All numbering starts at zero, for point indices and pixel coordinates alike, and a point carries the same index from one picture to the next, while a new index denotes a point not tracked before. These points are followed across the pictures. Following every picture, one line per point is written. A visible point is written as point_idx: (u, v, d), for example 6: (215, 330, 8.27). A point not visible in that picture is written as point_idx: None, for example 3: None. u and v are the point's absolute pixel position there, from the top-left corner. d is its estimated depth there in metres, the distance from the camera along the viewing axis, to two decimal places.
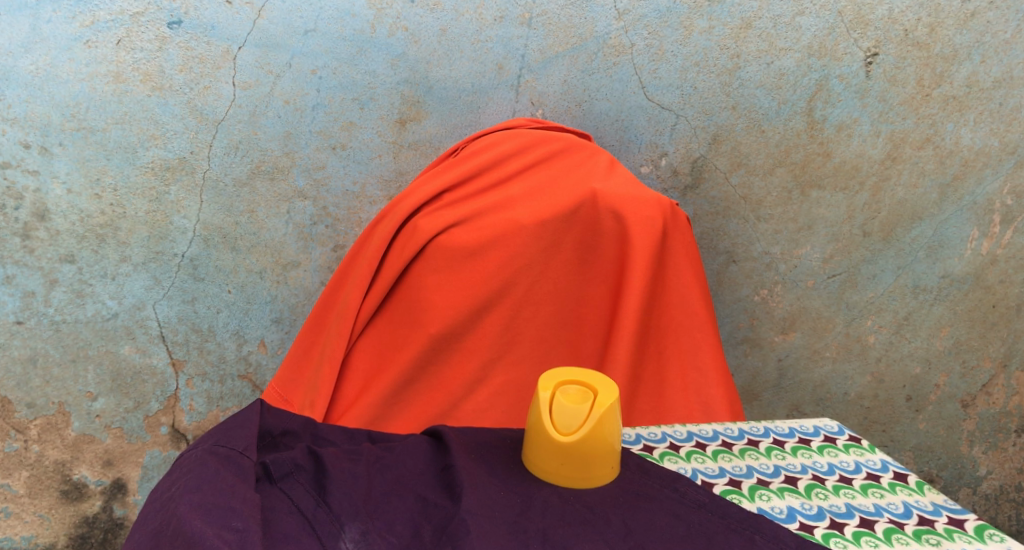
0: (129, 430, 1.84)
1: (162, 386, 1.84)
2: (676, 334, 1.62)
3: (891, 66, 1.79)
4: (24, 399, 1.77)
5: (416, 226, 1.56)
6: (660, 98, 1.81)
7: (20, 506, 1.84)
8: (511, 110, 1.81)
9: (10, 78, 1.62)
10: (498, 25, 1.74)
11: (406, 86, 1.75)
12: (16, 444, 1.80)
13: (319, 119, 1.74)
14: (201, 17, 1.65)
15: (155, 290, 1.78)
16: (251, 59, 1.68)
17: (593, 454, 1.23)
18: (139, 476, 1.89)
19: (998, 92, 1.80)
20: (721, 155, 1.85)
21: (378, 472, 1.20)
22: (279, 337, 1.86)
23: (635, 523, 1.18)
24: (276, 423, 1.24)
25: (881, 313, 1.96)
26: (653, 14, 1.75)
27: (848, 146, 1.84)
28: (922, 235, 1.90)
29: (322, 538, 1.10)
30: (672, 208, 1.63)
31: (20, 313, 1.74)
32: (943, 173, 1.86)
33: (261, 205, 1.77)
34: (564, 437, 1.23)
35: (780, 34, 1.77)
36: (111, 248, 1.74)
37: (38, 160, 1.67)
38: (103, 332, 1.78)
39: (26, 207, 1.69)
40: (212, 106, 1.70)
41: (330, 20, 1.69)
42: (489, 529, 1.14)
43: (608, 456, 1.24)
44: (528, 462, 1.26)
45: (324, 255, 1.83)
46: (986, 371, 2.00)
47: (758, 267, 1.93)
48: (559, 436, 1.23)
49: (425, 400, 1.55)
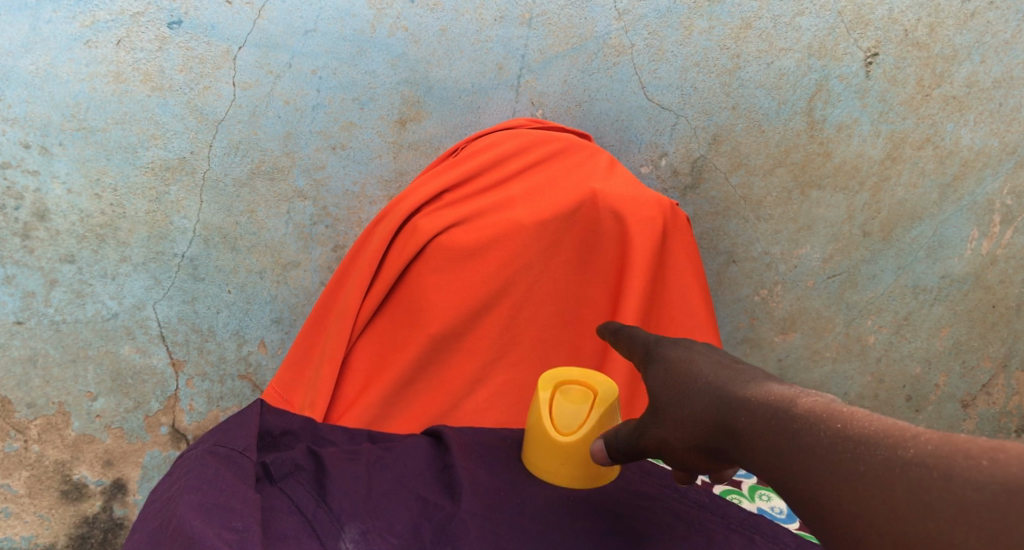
0: (129, 430, 1.83)
1: (162, 386, 1.82)
2: (676, 334, 1.62)
3: (891, 66, 1.79)
4: (24, 398, 1.76)
5: (416, 226, 1.55)
6: (660, 98, 1.81)
7: (20, 506, 1.82)
8: (511, 110, 1.81)
9: (10, 78, 1.62)
10: (498, 25, 1.74)
11: (406, 87, 1.75)
12: (15, 445, 1.79)
13: (319, 119, 1.74)
14: (200, 17, 1.66)
15: (155, 290, 1.77)
16: (251, 59, 1.69)
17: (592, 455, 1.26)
18: (139, 476, 1.86)
19: (998, 93, 1.81)
20: (721, 155, 1.85)
21: (378, 472, 1.20)
22: (279, 337, 1.86)
23: (635, 523, 1.18)
24: (276, 423, 1.24)
25: (881, 313, 1.96)
26: (653, 14, 1.76)
27: (848, 146, 1.84)
28: (922, 235, 1.90)
29: (322, 537, 1.10)
30: (672, 208, 1.64)
31: (20, 313, 1.72)
32: (943, 173, 1.86)
33: (261, 205, 1.77)
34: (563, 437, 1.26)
35: (780, 34, 1.77)
36: (111, 248, 1.73)
37: (38, 160, 1.66)
38: (103, 332, 1.77)
39: (27, 207, 1.68)
40: (212, 106, 1.70)
41: (330, 20, 1.69)
42: (489, 529, 1.14)
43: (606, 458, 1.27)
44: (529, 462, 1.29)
45: (324, 255, 1.83)
46: (985, 371, 2.01)
47: (758, 267, 1.93)
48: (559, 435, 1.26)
49: (426, 400, 1.54)
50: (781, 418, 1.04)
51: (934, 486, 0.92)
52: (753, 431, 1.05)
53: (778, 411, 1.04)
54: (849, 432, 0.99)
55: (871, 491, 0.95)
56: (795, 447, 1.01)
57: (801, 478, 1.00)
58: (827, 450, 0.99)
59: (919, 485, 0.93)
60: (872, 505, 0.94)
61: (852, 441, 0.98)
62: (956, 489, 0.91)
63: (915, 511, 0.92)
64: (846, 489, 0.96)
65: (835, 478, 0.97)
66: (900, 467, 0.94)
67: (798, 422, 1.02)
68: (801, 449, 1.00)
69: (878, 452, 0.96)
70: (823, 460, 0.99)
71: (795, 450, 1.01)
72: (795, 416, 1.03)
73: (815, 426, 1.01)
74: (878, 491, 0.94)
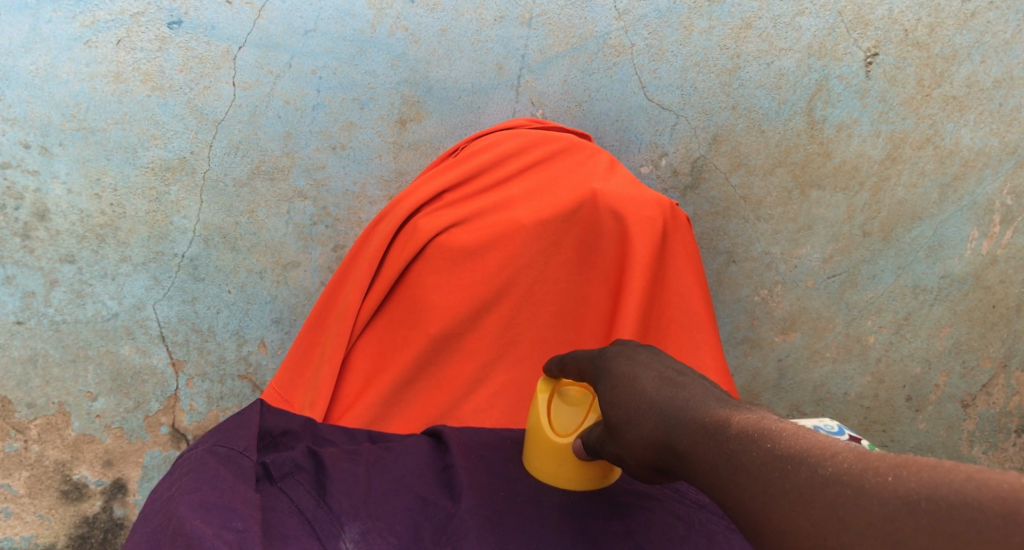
0: (129, 430, 1.82)
1: (162, 386, 1.82)
2: (676, 334, 1.62)
3: (891, 66, 1.79)
4: (24, 399, 1.76)
5: (416, 226, 1.56)
6: (660, 98, 1.81)
7: (20, 506, 1.82)
8: (511, 110, 1.81)
9: (10, 78, 1.62)
10: (498, 25, 1.75)
11: (406, 86, 1.75)
12: (15, 445, 1.79)
13: (319, 119, 1.74)
14: (201, 17, 1.66)
15: (155, 290, 1.77)
16: (251, 59, 1.69)
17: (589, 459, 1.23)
18: (139, 476, 1.86)
19: (998, 93, 1.81)
20: (721, 155, 1.85)
21: (378, 472, 1.20)
22: (279, 337, 1.85)
23: (635, 523, 1.18)
24: (276, 423, 1.24)
25: (880, 313, 1.96)
26: (653, 14, 1.76)
27: (848, 146, 1.84)
28: (922, 235, 1.90)
29: (322, 538, 1.10)
30: (672, 208, 1.64)
31: (20, 313, 1.72)
32: (943, 173, 1.86)
33: (261, 205, 1.77)
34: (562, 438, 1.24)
35: (780, 34, 1.77)
36: (111, 248, 1.73)
37: (38, 160, 1.67)
38: (103, 332, 1.76)
39: (26, 207, 1.68)
40: (212, 106, 1.70)
41: (330, 20, 1.70)
42: (489, 530, 1.15)
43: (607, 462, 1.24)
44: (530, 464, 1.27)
45: (324, 255, 1.82)
46: (986, 371, 2.01)
47: (758, 267, 1.93)
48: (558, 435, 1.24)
49: (426, 400, 1.54)
50: (714, 443, 1.02)
51: (844, 504, 0.92)
52: (692, 457, 1.04)
53: (712, 433, 1.03)
54: (771, 455, 0.98)
55: (791, 510, 0.95)
56: (727, 471, 1.00)
57: (736, 502, 0.99)
58: (754, 472, 0.98)
59: (830, 504, 0.93)
60: (791, 526, 0.94)
61: (774, 463, 0.98)
62: (865, 504, 0.91)
63: (830, 530, 0.92)
64: (771, 511, 0.96)
65: (760, 500, 0.97)
66: (813, 486, 0.94)
67: (729, 449, 1.01)
68: (732, 475, 1.00)
69: (796, 472, 0.96)
70: (750, 481, 0.98)
71: (729, 475, 1.00)
72: (728, 442, 1.01)
73: (746, 450, 1.00)
74: (796, 512, 0.94)
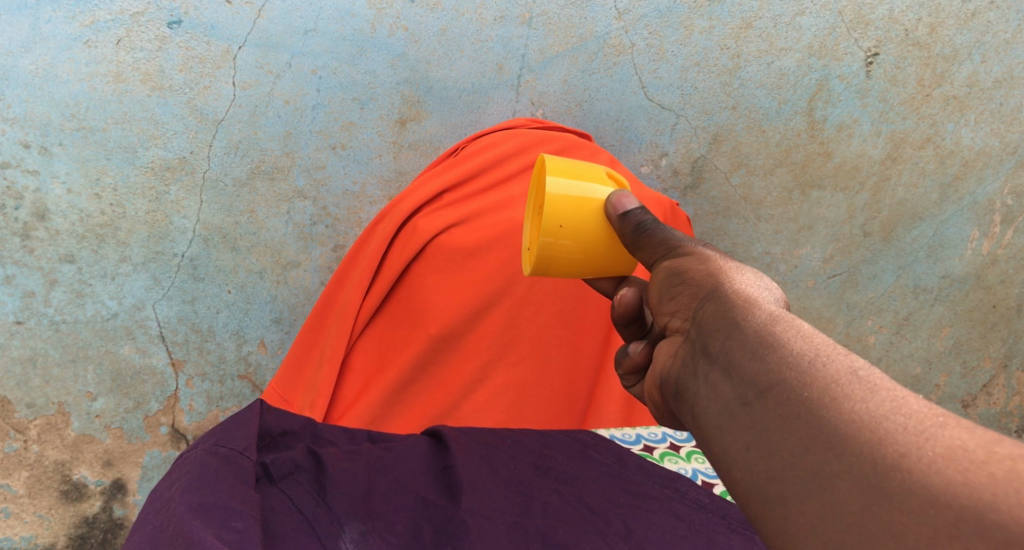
0: (129, 430, 1.80)
1: (162, 386, 1.80)
2: None
3: (891, 66, 1.80)
4: (24, 398, 1.73)
5: (416, 225, 1.55)
6: (660, 98, 1.81)
7: (20, 506, 1.78)
8: (511, 110, 1.81)
9: (10, 78, 1.62)
10: (498, 25, 1.75)
11: (406, 86, 1.76)
12: (15, 445, 1.76)
13: (319, 119, 1.75)
14: (201, 17, 1.67)
15: (155, 291, 1.76)
16: (251, 59, 1.70)
17: (584, 211, 1.17)
18: (139, 476, 1.83)
19: (998, 92, 1.82)
20: (721, 155, 1.85)
21: (379, 472, 1.18)
22: (279, 337, 1.84)
23: (635, 523, 1.20)
24: (276, 423, 1.22)
25: (881, 314, 1.96)
26: (653, 14, 1.76)
27: (848, 146, 1.85)
28: (922, 235, 1.90)
29: (322, 538, 1.10)
30: (672, 208, 1.65)
31: (20, 313, 1.70)
32: (943, 173, 1.87)
33: (261, 205, 1.76)
34: (606, 187, 1.19)
35: (780, 34, 1.78)
36: (111, 248, 1.72)
37: (38, 160, 1.65)
38: (103, 332, 1.75)
39: (26, 207, 1.67)
40: (212, 106, 1.70)
41: (330, 20, 1.71)
42: (489, 529, 1.15)
43: (574, 238, 1.17)
44: (550, 163, 1.20)
45: (324, 255, 1.82)
46: (986, 371, 2.03)
47: (758, 267, 1.92)
48: (605, 182, 1.20)
49: (426, 401, 1.53)
50: (839, 352, 0.91)
51: (1018, 499, 0.81)
52: (806, 350, 0.91)
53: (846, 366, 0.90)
54: (919, 403, 0.87)
55: (915, 463, 0.84)
56: (834, 372, 0.89)
57: (815, 401, 0.89)
58: (883, 398, 0.87)
59: (1000, 495, 0.82)
60: (893, 474, 0.85)
61: (924, 413, 0.86)
62: None
63: (966, 514, 0.82)
64: (876, 443, 0.86)
65: (868, 426, 0.86)
66: (980, 462, 0.83)
67: (855, 360, 0.90)
68: (842, 381, 0.89)
69: (956, 437, 0.85)
70: (870, 398, 0.88)
71: (837, 378, 0.89)
72: (854, 354, 0.91)
73: (879, 375, 0.89)
74: (919, 467, 0.84)
